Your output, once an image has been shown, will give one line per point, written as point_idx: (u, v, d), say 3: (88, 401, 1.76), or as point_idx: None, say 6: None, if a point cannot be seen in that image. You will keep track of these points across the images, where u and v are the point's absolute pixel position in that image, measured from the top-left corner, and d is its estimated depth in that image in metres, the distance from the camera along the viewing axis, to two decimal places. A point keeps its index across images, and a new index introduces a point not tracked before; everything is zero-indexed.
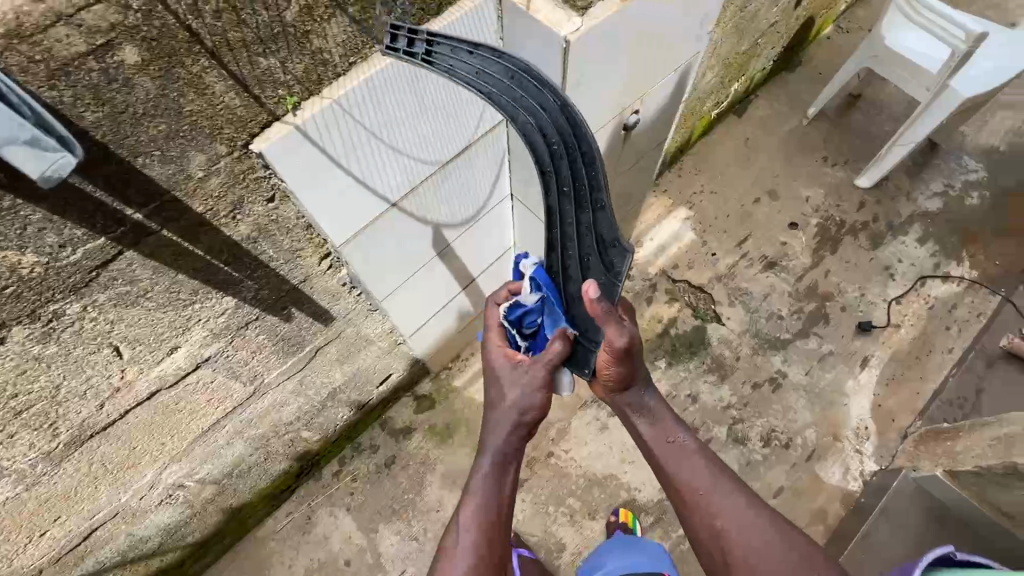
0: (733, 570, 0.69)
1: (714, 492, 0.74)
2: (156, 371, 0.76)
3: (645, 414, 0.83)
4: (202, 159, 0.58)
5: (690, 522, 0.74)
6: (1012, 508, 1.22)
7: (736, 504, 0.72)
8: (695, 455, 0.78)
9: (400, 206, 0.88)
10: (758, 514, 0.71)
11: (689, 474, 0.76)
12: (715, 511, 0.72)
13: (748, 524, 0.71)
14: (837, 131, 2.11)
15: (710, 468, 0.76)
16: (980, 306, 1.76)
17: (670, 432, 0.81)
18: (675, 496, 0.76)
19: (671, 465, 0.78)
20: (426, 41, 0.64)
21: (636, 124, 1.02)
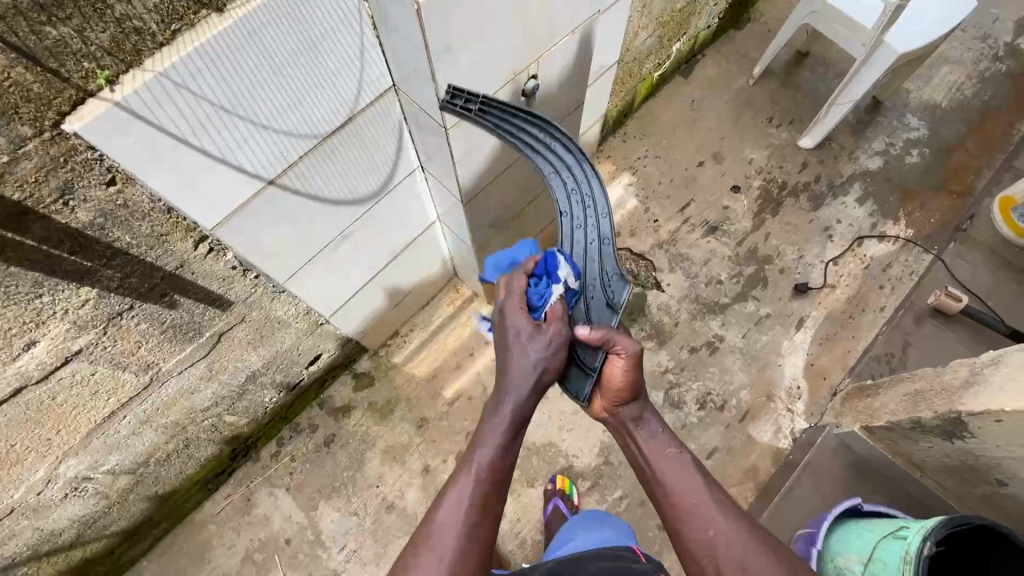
0: None
1: (709, 507, 0.77)
2: (12, 367, 0.75)
3: (646, 429, 0.89)
4: (2, 142, 0.55)
5: (684, 531, 0.77)
6: (921, 458, 1.31)
7: (728, 515, 0.77)
8: (688, 469, 0.83)
9: (280, 184, 0.84)
10: (751, 531, 0.76)
11: (685, 486, 0.80)
12: (710, 520, 0.76)
13: (738, 535, 0.75)
14: (782, 90, 2.08)
15: (704, 481, 0.81)
16: (913, 264, 1.78)
17: (665, 445, 0.86)
18: (671, 504, 0.80)
19: (668, 478, 0.82)
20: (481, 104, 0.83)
21: (536, 90, 0.97)
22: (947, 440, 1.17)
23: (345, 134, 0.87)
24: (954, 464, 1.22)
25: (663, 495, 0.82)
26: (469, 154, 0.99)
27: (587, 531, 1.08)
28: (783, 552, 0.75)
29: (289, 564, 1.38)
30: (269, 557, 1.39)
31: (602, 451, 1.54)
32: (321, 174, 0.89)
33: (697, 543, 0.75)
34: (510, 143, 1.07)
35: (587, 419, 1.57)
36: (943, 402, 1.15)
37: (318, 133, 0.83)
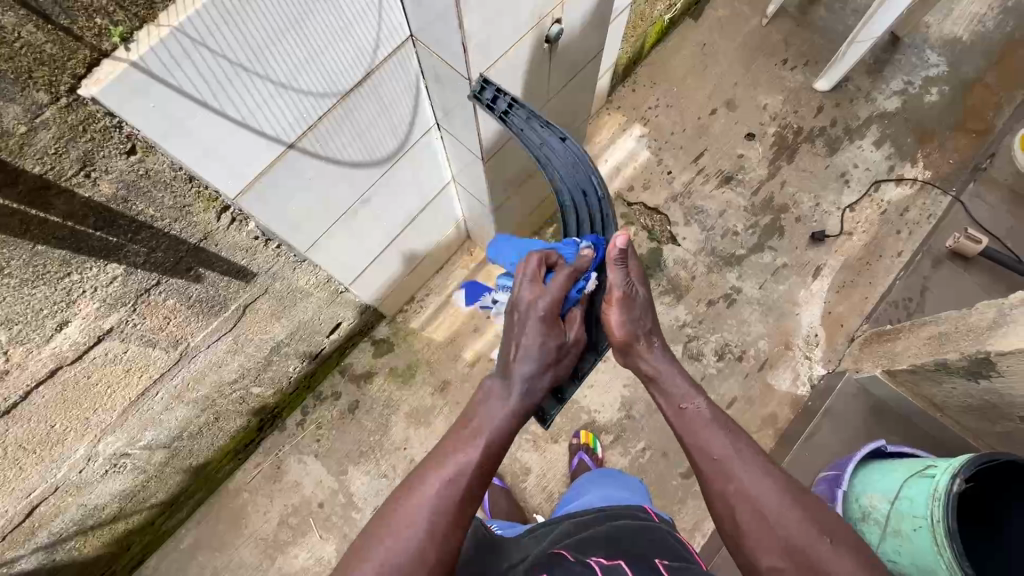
0: (745, 538, 0.68)
1: (731, 460, 0.72)
2: (47, 349, 0.74)
3: (659, 387, 0.83)
4: (17, 111, 0.53)
5: (706, 480, 0.73)
6: (940, 398, 1.33)
7: (755, 469, 0.71)
8: (711, 423, 0.76)
9: (301, 147, 0.79)
10: (780, 484, 0.70)
11: (711, 439, 0.75)
12: (734, 474, 0.71)
13: (766, 489, 0.69)
14: (796, 30, 1.99)
15: (733, 434, 0.75)
16: (931, 207, 1.75)
17: (685, 398, 0.80)
18: (694, 457, 0.75)
19: (692, 439, 0.76)
20: (506, 101, 0.87)
21: (560, 35, 0.92)
22: (972, 380, 1.19)
23: (363, 91, 0.82)
24: (976, 404, 1.25)
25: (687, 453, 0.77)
26: None
27: (602, 489, 1.08)
28: (821, 514, 0.68)
29: (324, 527, 1.41)
30: (304, 521, 1.41)
31: (623, 405, 1.55)
32: (342, 135, 0.85)
33: (718, 495, 0.71)
34: (530, 96, 1.02)
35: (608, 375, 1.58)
36: (970, 342, 1.15)
37: (337, 91, 0.78)
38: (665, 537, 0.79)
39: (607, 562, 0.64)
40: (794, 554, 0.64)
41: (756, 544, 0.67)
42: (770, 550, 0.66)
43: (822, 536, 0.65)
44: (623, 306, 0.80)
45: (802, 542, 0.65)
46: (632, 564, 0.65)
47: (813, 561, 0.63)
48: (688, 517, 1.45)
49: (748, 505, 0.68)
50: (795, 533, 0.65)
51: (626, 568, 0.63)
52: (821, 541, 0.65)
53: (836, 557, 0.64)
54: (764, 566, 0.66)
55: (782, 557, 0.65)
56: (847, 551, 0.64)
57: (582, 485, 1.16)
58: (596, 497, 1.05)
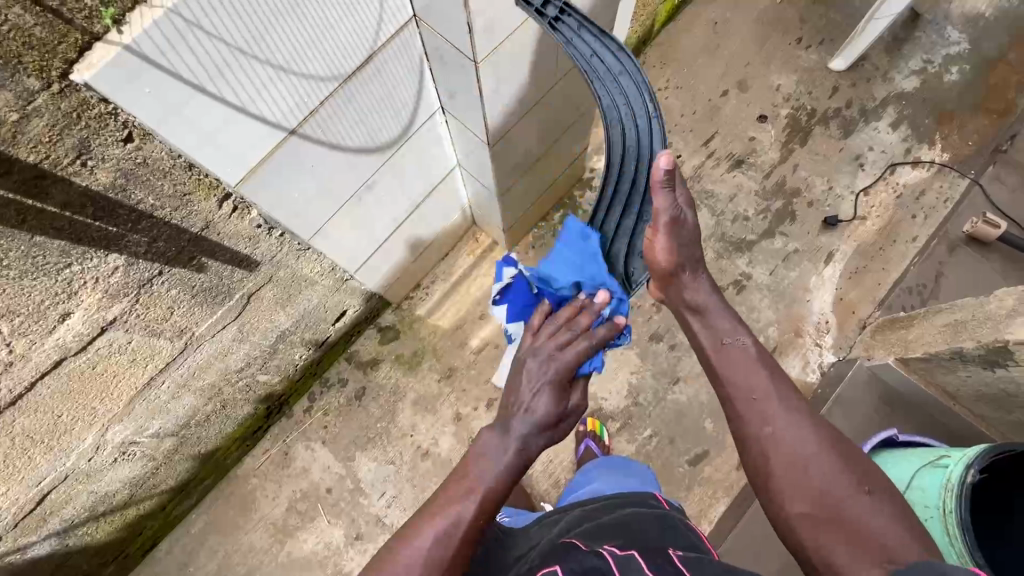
0: (777, 476, 0.68)
1: (771, 400, 0.72)
2: (50, 340, 0.74)
3: (701, 320, 0.83)
4: (8, 98, 0.51)
5: (740, 422, 0.74)
6: (956, 387, 1.31)
7: (796, 417, 0.71)
8: (756, 361, 0.77)
9: (303, 134, 0.77)
10: (819, 428, 0.70)
11: (753, 379, 0.75)
12: (771, 419, 0.71)
13: (806, 432, 0.69)
14: (812, 7, 1.92)
15: (780, 382, 0.74)
16: (948, 191, 1.70)
17: (725, 334, 0.80)
18: (730, 394, 0.76)
19: (728, 375, 0.77)
20: (557, 7, 0.78)
21: (568, 14, 0.89)
22: (988, 369, 1.17)
23: (366, 74, 0.80)
24: (991, 393, 1.23)
25: (722, 388, 0.77)
26: (498, 91, 0.91)
27: (610, 476, 1.07)
28: (860, 465, 0.68)
29: (332, 512, 1.42)
30: (312, 506, 1.42)
31: (631, 392, 1.54)
32: (344, 121, 0.83)
33: (753, 439, 0.72)
34: (538, 78, 0.99)
35: (615, 362, 1.57)
36: (988, 331, 1.13)
37: (339, 75, 0.76)
38: (679, 526, 0.78)
39: (621, 554, 0.63)
40: (825, 503, 0.65)
41: (789, 485, 0.67)
42: (801, 495, 0.66)
43: (859, 489, 0.65)
44: (671, 233, 0.81)
45: (837, 492, 0.65)
46: (646, 556, 0.63)
47: (844, 513, 0.64)
48: (695, 504, 1.44)
49: (785, 450, 0.69)
50: (831, 481, 0.66)
51: (640, 561, 0.61)
52: (858, 495, 0.64)
53: (871, 511, 0.63)
54: (794, 511, 0.66)
55: (814, 505, 0.65)
56: (886, 509, 0.64)
57: (587, 475, 1.14)
58: (607, 484, 1.04)
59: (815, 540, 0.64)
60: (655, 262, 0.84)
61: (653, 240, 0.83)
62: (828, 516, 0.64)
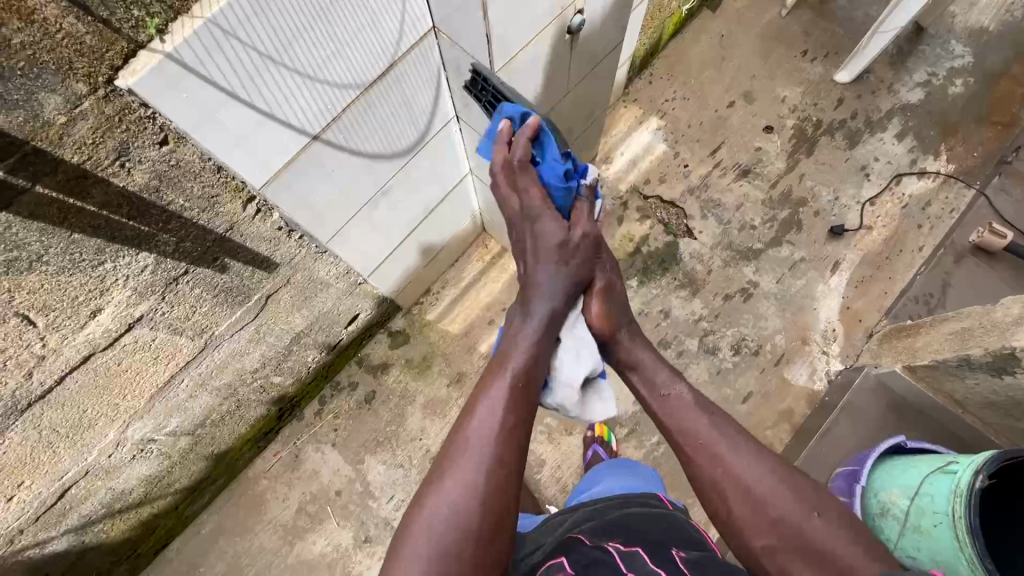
0: (735, 517, 0.69)
1: (716, 442, 0.74)
2: (81, 335, 0.77)
3: (641, 371, 0.85)
4: (58, 102, 0.54)
5: (695, 466, 0.74)
6: (963, 395, 1.32)
7: (743, 453, 0.72)
8: (694, 407, 0.78)
9: (325, 139, 0.80)
10: (765, 460, 0.71)
11: (696, 424, 0.76)
12: (723, 460, 0.72)
13: (753, 469, 0.70)
14: (817, 21, 1.95)
15: (721, 421, 0.76)
16: (954, 202, 1.72)
17: (665, 384, 0.82)
18: (677, 442, 0.77)
19: (672, 423, 0.78)
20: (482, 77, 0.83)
21: (581, 26, 0.92)
22: (996, 376, 1.18)
23: (387, 82, 0.83)
24: (999, 400, 1.23)
25: (670, 436, 0.78)
26: None
27: (615, 478, 1.08)
28: (809, 490, 0.69)
29: (341, 515, 1.43)
30: (321, 508, 1.43)
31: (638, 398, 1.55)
32: (365, 127, 0.86)
33: (708, 482, 0.72)
34: (550, 88, 1.02)
35: None
36: (995, 339, 1.15)
37: (362, 83, 0.79)
38: (684, 527, 0.79)
39: (625, 550, 0.64)
40: (783, 533, 0.66)
41: (748, 524, 0.68)
42: (762, 529, 0.67)
43: (811, 512, 0.67)
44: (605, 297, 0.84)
45: (793, 519, 0.66)
46: (650, 553, 0.64)
47: (803, 536, 0.65)
48: (702, 510, 1.45)
49: (739, 487, 0.70)
50: (784, 511, 0.67)
51: (644, 558, 0.62)
52: (812, 518, 0.66)
53: (824, 534, 0.65)
54: (757, 545, 0.67)
55: (774, 537, 0.66)
56: (837, 526, 0.66)
57: (596, 476, 1.16)
58: (609, 485, 1.05)
59: (780, 567, 0.66)
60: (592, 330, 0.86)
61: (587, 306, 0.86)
62: (789, 543, 0.65)
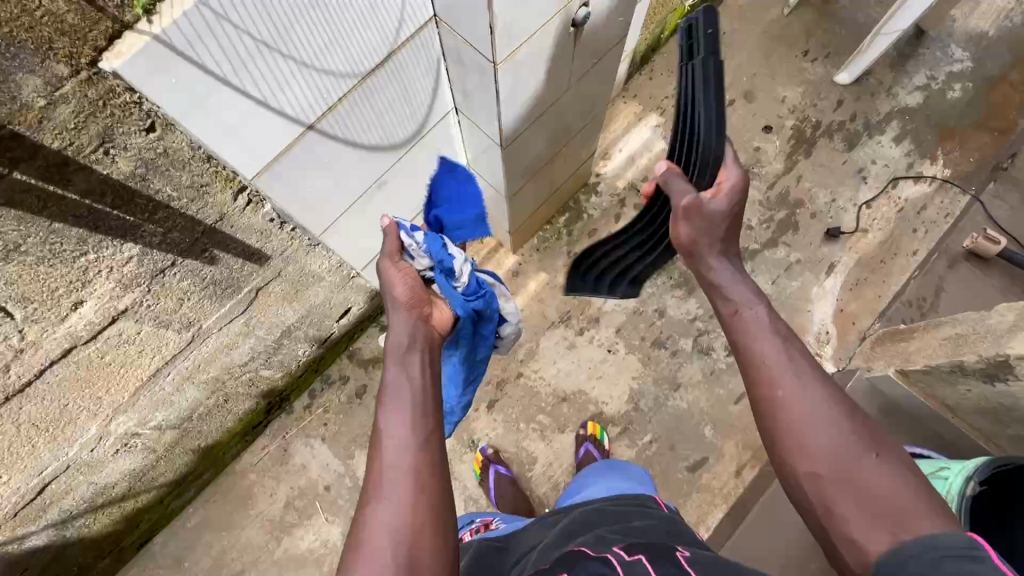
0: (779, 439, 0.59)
1: (782, 363, 0.62)
2: (61, 328, 0.74)
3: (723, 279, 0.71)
4: (38, 84, 0.51)
5: (750, 384, 0.63)
6: (955, 402, 1.32)
7: (810, 382, 0.60)
8: (766, 323, 0.65)
9: (320, 129, 0.77)
10: (829, 393, 0.59)
11: (761, 346, 0.63)
12: (782, 380, 0.60)
13: (815, 398, 0.58)
14: (819, 22, 1.94)
15: (788, 344, 0.63)
16: (949, 207, 1.72)
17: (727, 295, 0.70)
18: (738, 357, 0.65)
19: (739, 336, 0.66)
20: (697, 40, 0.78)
21: (586, 19, 0.89)
22: (987, 383, 1.18)
23: (384, 73, 0.80)
24: (990, 407, 1.24)
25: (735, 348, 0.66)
26: (514, 93, 0.91)
27: (606, 480, 1.07)
28: (868, 427, 0.57)
29: (330, 510, 1.41)
30: (310, 503, 1.41)
31: (631, 397, 1.54)
32: (361, 118, 0.83)
33: (760, 400, 0.61)
34: (553, 82, 0.99)
35: (617, 367, 1.57)
36: (988, 346, 1.15)
37: (360, 72, 0.76)
38: (681, 528, 0.78)
39: (628, 559, 0.62)
40: (837, 462, 0.55)
41: (791, 443, 0.58)
42: (809, 453, 0.57)
43: (869, 451, 0.55)
44: (692, 218, 0.72)
45: (847, 455, 0.55)
46: (653, 560, 0.62)
47: (854, 476, 0.54)
48: (693, 510, 1.44)
49: (790, 408, 0.59)
50: (841, 445, 0.56)
51: (647, 565, 0.60)
52: (866, 455, 0.55)
53: (881, 472, 0.54)
54: (800, 471, 0.57)
55: (821, 465, 0.56)
56: (898, 466, 0.55)
57: (585, 479, 1.15)
58: (600, 488, 1.04)
59: (822, 498, 0.55)
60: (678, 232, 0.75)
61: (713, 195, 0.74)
62: (838, 475, 0.55)
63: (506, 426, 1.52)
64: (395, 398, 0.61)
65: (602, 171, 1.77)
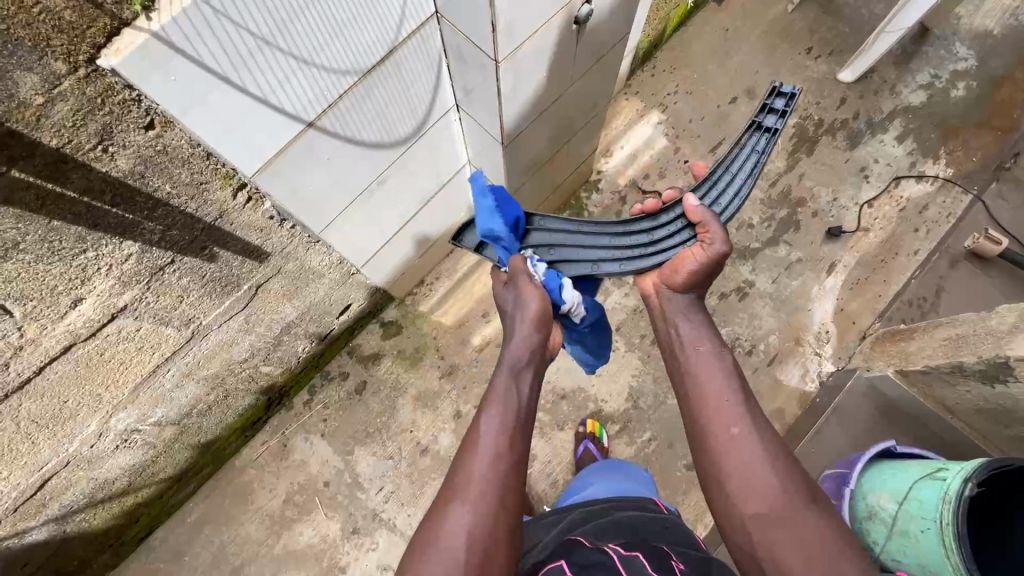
0: (731, 474, 0.67)
1: (737, 406, 0.73)
2: (61, 325, 0.74)
3: (688, 321, 0.86)
4: (36, 81, 0.51)
5: (707, 427, 0.73)
6: (955, 404, 1.34)
7: (760, 427, 0.70)
8: (728, 369, 0.77)
9: (321, 126, 0.77)
10: (775, 442, 0.69)
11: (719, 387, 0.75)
12: (738, 420, 0.71)
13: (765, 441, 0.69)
14: (823, 18, 1.93)
15: (743, 394, 0.74)
16: (951, 206, 1.71)
17: (695, 341, 0.83)
18: (697, 397, 0.76)
19: (701, 375, 0.78)
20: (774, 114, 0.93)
21: (589, 16, 0.89)
22: (988, 384, 1.19)
23: (385, 70, 0.80)
24: (990, 408, 1.25)
25: (692, 388, 0.78)
26: (516, 90, 0.90)
27: (606, 480, 1.07)
28: (804, 479, 0.66)
29: (329, 505, 1.41)
30: (309, 499, 1.42)
31: (630, 395, 1.54)
32: (361, 115, 0.82)
33: (717, 439, 0.71)
34: (555, 79, 0.99)
35: (617, 364, 1.57)
36: (988, 346, 1.15)
37: (361, 68, 0.76)
38: (678, 527, 0.78)
39: (625, 554, 0.62)
40: (778, 504, 0.63)
41: (740, 481, 0.66)
42: (756, 494, 0.65)
43: (806, 501, 0.64)
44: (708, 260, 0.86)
45: (788, 499, 0.64)
46: (649, 556, 0.62)
47: (795, 520, 0.62)
48: (691, 508, 1.45)
49: (740, 451, 0.68)
50: (783, 487, 0.65)
51: (644, 561, 0.60)
52: (805, 505, 0.63)
53: (815, 520, 0.62)
54: (747, 512, 0.64)
55: (765, 503, 0.64)
56: (828, 518, 0.63)
57: (585, 479, 1.15)
58: (601, 488, 1.04)
59: (763, 538, 0.63)
60: (679, 271, 0.88)
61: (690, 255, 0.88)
62: (781, 517, 0.63)
63: None
64: (501, 404, 0.71)
65: (603, 169, 1.77)
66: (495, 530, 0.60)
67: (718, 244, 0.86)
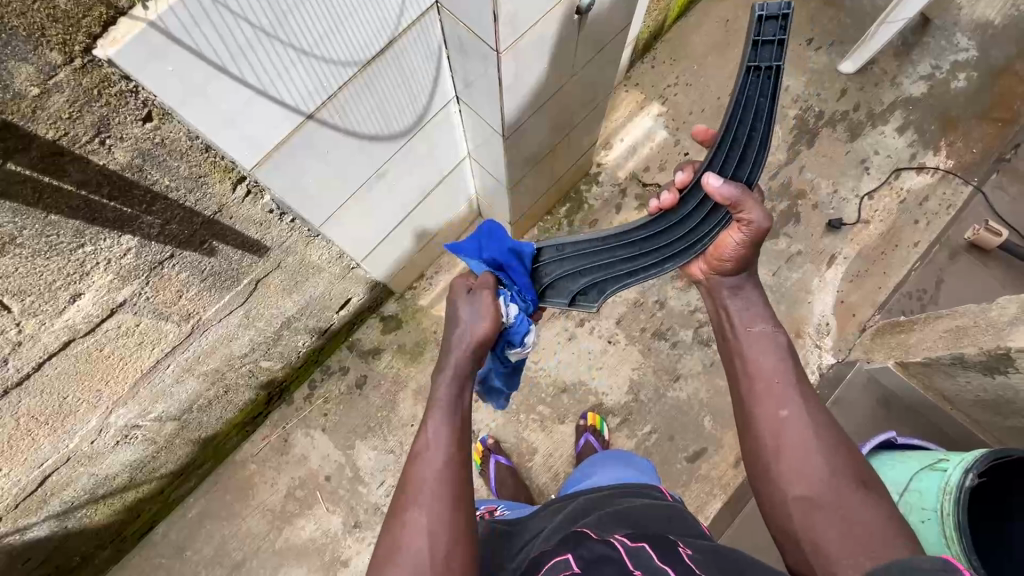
0: (781, 456, 0.69)
1: (789, 387, 0.74)
2: (60, 321, 0.73)
3: (739, 300, 0.86)
4: (30, 73, 0.50)
5: (755, 409, 0.74)
6: (954, 393, 1.33)
7: (812, 410, 0.71)
8: (783, 351, 0.78)
9: (320, 118, 0.76)
10: (827, 427, 0.70)
11: (773, 370, 0.76)
12: (788, 402, 0.72)
13: (816, 424, 0.70)
14: (824, 9, 1.91)
15: (797, 378, 0.75)
16: (951, 198, 1.71)
17: (750, 322, 0.83)
18: (747, 378, 0.78)
19: (754, 355, 0.79)
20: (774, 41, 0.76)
21: (591, 7, 0.88)
22: (989, 375, 1.19)
23: (385, 61, 0.78)
24: (989, 399, 1.25)
25: (745, 368, 0.79)
26: (517, 82, 0.89)
27: (610, 469, 1.08)
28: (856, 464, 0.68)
29: (330, 500, 1.41)
30: (310, 493, 1.42)
31: (631, 388, 1.54)
32: (362, 106, 0.81)
33: (765, 421, 0.72)
34: (557, 70, 0.98)
35: (618, 357, 1.56)
36: (989, 338, 1.15)
37: (360, 59, 0.74)
38: (683, 515, 0.78)
39: (631, 544, 0.62)
40: (826, 487, 0.65)
41: (789, 462, 0.68)
42: (802, 477, 0.67)
43: (856, 486, 0.65)
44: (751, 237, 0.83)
45: (836, 483, 0.65)
46: (655, 546, 0.62)
47: (844, 504, 0.64)
48: (692, 500, 1.46)
49: (789, 433, 0.70)
50: (833, 472, 0.66)
51: (650, 551, 0.60)
52: (854, 490, 0.65)
53: (864, 503, 0.63)
54: (792, 493, 0.67)
55: (813, 485, 0.66)
56: (878, 502, 0.64)
57: (590, 467, 1.15)
58: (605, 476, 1.05)
59: (806, 518, 0.65)
60: (724, 252, 0.87)
61: (732, 233, 0.86)
62: (828, 502, 0.64)
63: (506, 416, 1.52)
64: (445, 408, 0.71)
65: (603, 162, 1.76)
66: (451, 531, 0.61)
67: (757, 223, 0.81)
